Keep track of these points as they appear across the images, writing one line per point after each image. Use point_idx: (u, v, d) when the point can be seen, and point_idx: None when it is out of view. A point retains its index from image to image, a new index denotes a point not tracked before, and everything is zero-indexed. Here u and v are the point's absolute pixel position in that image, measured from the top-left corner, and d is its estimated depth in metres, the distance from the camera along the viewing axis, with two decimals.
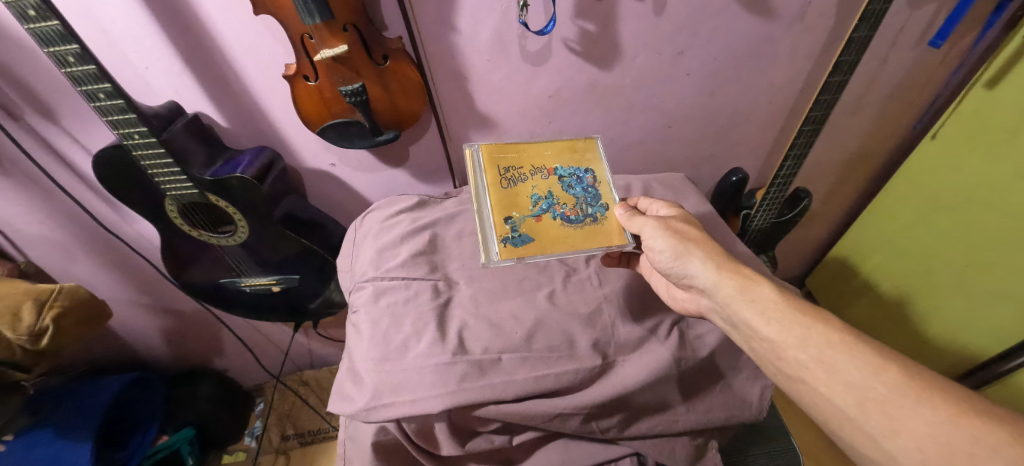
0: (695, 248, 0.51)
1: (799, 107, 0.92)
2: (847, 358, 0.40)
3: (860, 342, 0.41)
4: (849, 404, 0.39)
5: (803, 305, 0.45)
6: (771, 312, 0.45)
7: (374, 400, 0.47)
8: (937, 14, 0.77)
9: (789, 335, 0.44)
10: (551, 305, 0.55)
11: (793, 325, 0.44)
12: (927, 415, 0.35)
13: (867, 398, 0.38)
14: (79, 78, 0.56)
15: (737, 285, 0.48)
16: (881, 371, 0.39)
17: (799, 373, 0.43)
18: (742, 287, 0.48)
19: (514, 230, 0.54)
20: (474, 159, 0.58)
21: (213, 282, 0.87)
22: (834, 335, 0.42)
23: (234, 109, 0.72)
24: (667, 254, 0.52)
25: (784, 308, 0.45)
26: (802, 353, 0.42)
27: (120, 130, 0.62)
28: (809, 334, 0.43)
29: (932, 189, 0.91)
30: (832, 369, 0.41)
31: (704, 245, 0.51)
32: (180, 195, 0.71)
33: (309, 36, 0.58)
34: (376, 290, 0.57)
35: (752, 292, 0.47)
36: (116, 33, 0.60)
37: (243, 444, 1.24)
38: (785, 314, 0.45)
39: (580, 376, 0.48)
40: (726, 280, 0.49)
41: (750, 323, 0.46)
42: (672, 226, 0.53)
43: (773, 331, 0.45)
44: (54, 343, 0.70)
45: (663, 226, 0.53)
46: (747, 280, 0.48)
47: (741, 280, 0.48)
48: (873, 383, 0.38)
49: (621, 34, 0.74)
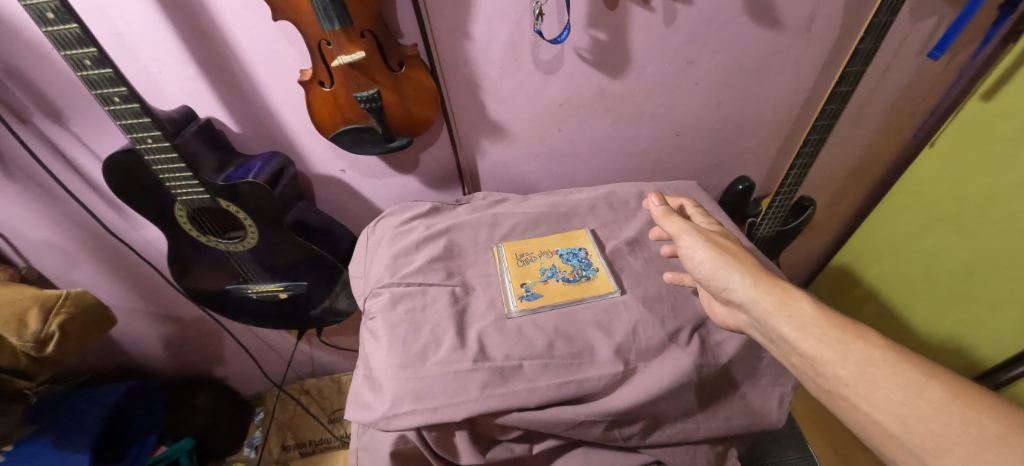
0: (733, 260, 0.50)
1: (804, 117, 0.93)
2: (888, 375, 0.39)
3: (903, 358, 0.39)
4: (890, 421, 0.37)
5: (842, 321, 0.43)
6: (809, 327, 0.44)
7: (393, 408, 0.46)
8: (938, 27, 0.79)
9: (827, 351, 0.42)
10: (569, 312, 0.54)
11: (832, 341, 0.42)
12: (974, 434, 0.34)
13: (910, 415, 0.37)
14: (95, 81, 0.55)
15: (775, 300, 0.46)
16: (924, 389, 0.37)
17: (837, 389, 0.41)
18: (780, 302, 0.46)
19: (527, 289, 0.57)
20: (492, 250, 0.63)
21: (218, 289, 0.86)
22: (875, 351, 0.40)
23: (245, 113, 0.72)
24: (706, 266, 0.52)
25: (822, 324, 0.43)
26: (841, 369, 0.41)
27: (133, 134, 0.62)
28: (849, 350, 0.41)
29: (932, 197, 0.92)
30: (872, 386, 0.39)
31: (743, 258, 0.50)
32: (191, 200, 0.71)
33: (326, 42, 0.59)
34: (393, 296, 0.56)
35: (789, 307, 0.45)
36: (131, 37, 0.60)
37: (242, 455, 1.22)
38: (824, 330, 0.43)
39: (603, 382, 0.47)
40: (764, 294, 0.47)
41: (786, 340, 0.45)
42: (711, 237, 0.53)
43: (810, 347, 0.43)
44: (59, 350, 0.69)
45: (703, 237, 0.53)
46: (785, 294, 0.47)
47: (779, 295, 0.46)
48: (916, 400, 0.37)
49: (632, 43, 0.75)
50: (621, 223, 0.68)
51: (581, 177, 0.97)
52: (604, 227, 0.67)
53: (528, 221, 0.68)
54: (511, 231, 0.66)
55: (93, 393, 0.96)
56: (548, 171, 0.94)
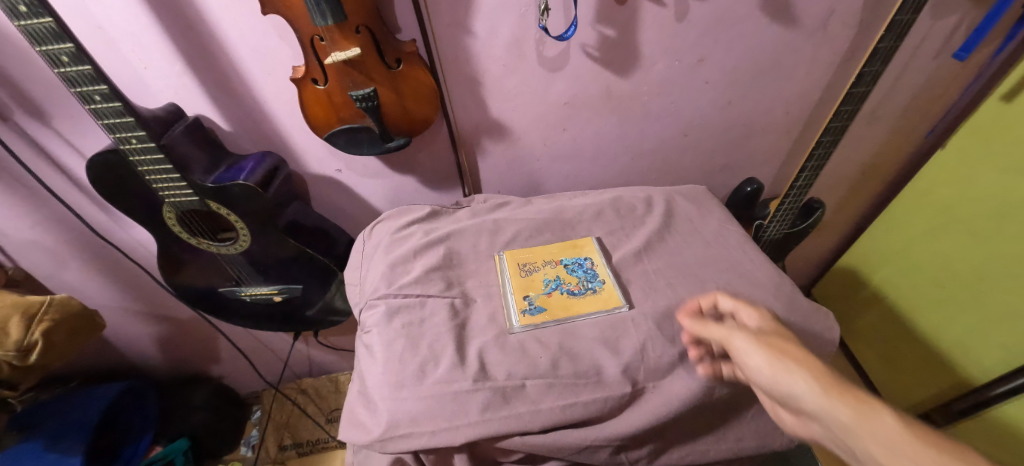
0: (793, 365, 0.38)
1: (816, 117, 0.90)
2: None
3: None
4: None
5: (938, 437, 0.30)
6: (895, 449, 0.31)
7: (389, 431, 0.43)
8: (959, 26, 0.75)
9: None
10: (573, 327, 0.52)
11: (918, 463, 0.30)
12: None
13: None
14: (73, 79, 0.52)
15: (854, 414, 0.34)
16: None
17: None
18: (861, 415, 0.34)
19: (530, 302, 0.55)
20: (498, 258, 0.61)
21: (211, 291, 0.84)
22: None
23: (236, 111, 0.69)
24: (761, 373, 0.40)
25: (906, 442, 0.31)
26: None
27: (116, 134, 0.59)
28: None
29: (945, 199, 0.90)
30: None
31: (808, 363, 0.38)
32: (179, 202, 0.68)
33: (319, 38, 0.55)
34: (389, 308, 0.54)
35: (873, 424, 0.33)
36: (113, 31, 0.57)
37: (239, 454, 1.21)
38: (907, 447, 0.31)
39: (609, 405, 0.45)
40: (839, 408, 0.35)
41: None
42: (764, 337, 0.42)
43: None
44: (45, 358, 0.67)
45: (753, 337, 0.42)
46: (871, 409, 0.34)
47: (859, 409, 0.34)
48: None
49: (640, 40, 0.71)
50: (628, 231, 0.66)
51: (586, 178, 0.94)
52: (610, 235, 0.65)
53: (531, 228, 0.65)
54: (513, 238, 0.64)
55: (85, 395, 0.94)
56: (551, 171, 0.91)
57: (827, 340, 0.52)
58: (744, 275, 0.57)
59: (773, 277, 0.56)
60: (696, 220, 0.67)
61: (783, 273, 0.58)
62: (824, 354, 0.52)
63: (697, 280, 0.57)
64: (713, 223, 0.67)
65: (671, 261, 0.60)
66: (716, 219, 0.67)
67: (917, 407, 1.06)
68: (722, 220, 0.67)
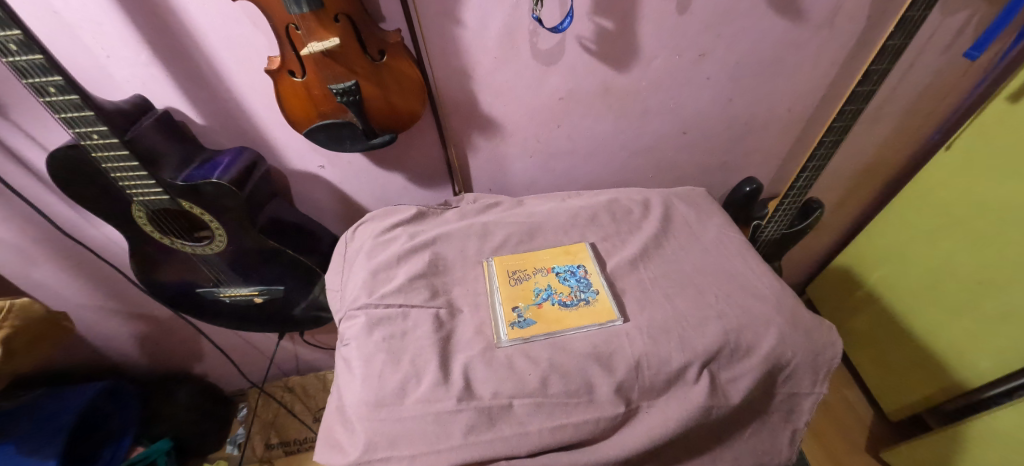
0: None
1: (820, 115, 0.87)
2: None
3: None
4: None
5: None
6: None
7: (368, 454, 0.42)
8: (970, 22, 0.72)
9: None
10: (563, 342, 0.49)
11: None
12: None
13: None
14: (24, 69, 0.47)
15: None
16: None
17: None
18: None
19: (520, 315, 0.52)
20: (488, 270, 0.58)
21: (189, 291, 0.80)
22: None
23: (209, 104, 0.65)
24: None
25: None
26: None
27: (75, 129, 0.54)
28: None
29: (944, 200, 0.87)
30: None
31: None
32: (149, 201, 0.64)
33: (294, 27, 0.51)
34: (369, 319, 0.51)
35: None
36: (69, 16, 0.52)
37: (224, 452, 1.19)
38: None
39: (601, 426, 0.43)
40: None
41: None
42: None
43: None
44: (6, 365, 0.65)
45: None
46: None
47: None
48: None
49: (640, 32, 0.67)
50: (623, 237, 0.63)
51: (580, 176, 0.91)
52: (605, 240, 0.62)
53: (521, 232, 0.63)
54: (502, 244, 0.61)
55: (60, 397, 0.90)
56: (545, 168, 0.87)
57: (830, 355, 0.50)
58: (743, 285, 0.55)
59: (774, 289, 0.54)
60: (694, 226, 0.65)
61: (785, 283, 0.56)
62: (826, 369, 0.49)
63: (694, 290, 0.54)
64: (713, 229, 0.64)
65: (668, 269, 0.58)
66: (715, 225, 0.65)
67: (909, 409, 1.06)
68: (722, 226, 0.65)
